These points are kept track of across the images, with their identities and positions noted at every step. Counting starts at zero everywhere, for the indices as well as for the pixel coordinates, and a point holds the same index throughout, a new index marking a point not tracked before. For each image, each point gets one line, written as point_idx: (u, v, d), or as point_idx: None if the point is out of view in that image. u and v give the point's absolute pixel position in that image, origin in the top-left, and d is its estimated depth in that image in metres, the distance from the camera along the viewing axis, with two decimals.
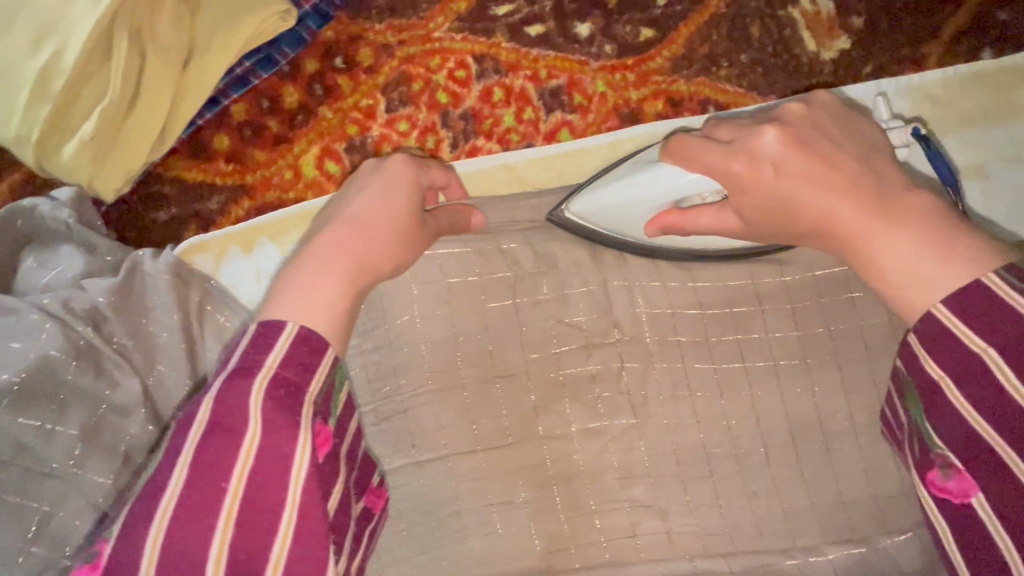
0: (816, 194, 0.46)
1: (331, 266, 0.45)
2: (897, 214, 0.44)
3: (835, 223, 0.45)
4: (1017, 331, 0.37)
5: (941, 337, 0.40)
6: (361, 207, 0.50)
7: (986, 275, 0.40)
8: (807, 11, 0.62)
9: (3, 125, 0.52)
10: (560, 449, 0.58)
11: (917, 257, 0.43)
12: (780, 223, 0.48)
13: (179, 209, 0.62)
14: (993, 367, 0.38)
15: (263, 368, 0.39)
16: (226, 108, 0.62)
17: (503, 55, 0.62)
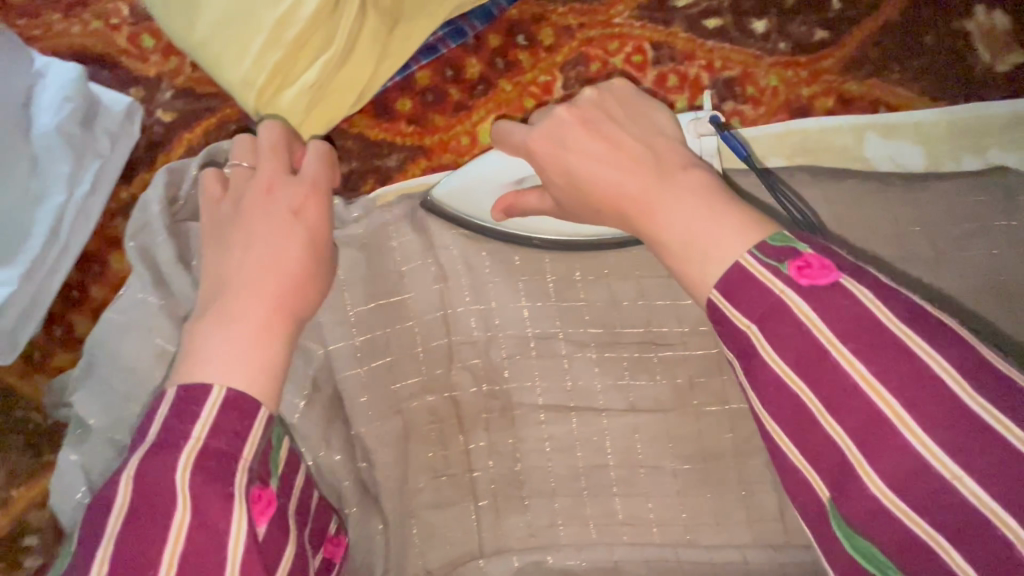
0: (607, 174, 0.49)
1: (247, 326, 0.43)
2: (666, 179, 0.46)
3: (622, 197, 0.48)
4: (770, 307, 0.37)
5: (722, 319, 0.40)
6: (260, 229, 0.48)
7: (745, 254, 0.39)
8: (982, 25, 0.63)
9: (233, 70, 0.57)
10: (712, 425, 0.59)
11: (693, 220, 0.43)
12: (576, 197, 0.52)
13: (358, 163, 0.66)
14: (755, 341, 0.38)
15: (190, 439, 0.38)
16: (413, 73, 0.66)
17: (679, 44, 0.65)
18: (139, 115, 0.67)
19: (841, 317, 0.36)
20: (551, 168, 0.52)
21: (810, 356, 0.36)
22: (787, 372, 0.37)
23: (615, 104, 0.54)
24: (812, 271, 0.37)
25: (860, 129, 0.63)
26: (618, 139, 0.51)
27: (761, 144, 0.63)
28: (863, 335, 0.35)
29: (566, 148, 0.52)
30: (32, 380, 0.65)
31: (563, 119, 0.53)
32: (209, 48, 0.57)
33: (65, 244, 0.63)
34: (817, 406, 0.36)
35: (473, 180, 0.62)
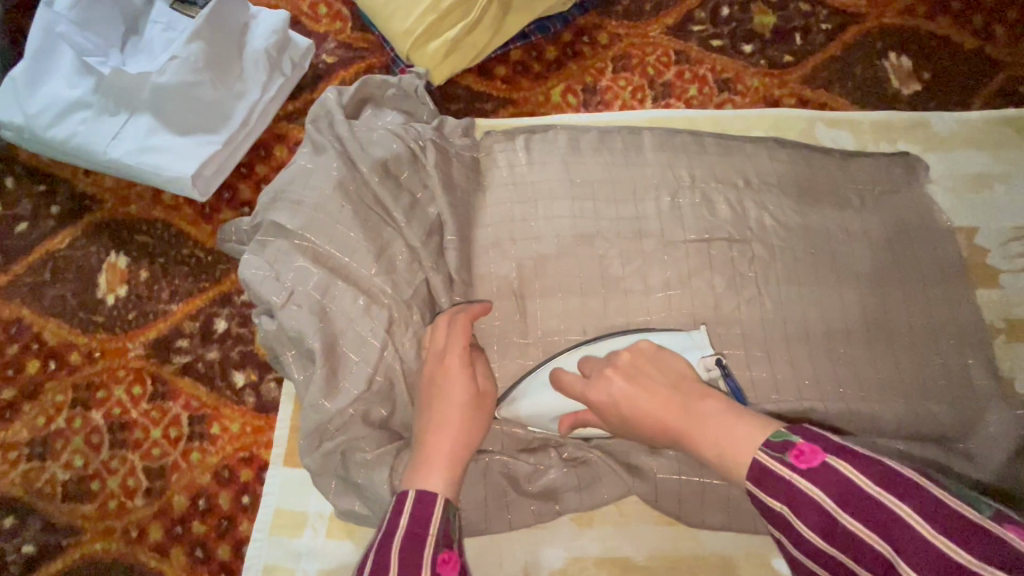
0: (655, 413, 0.59)
1: (436, 468, 0.58)
2: (697, 408, 0.56)
3: (666, 425, 0.58)
4: (789, 491, 0.45)
5: (761, 506, 0.47)
6: (439, 393, 0.63)
7: (757, 450, 0.48)
8: (893, 64, 0.95)
9: (399, 25, 0.84)
10: (704, 300, 0.81)
11: (724, 437, 0.52)
12: (632, 429, 0.63)
13: (465, 105, 0.92)
14: (788, 517, 0.45)
15: (399, 525, 0.52)
16: (509, 51, 0.94)
17: (693, 54, 0.95)
18: (313, 54, 0.92)
19: (832, 489, 0.43)
20: (607, 405, 0.63)
21: (824, 523, 0.43)
22: (818, 536, 0.43)
23: (646, 360, 0.63)
24: (805, 455, 0.45)
25: (815, 119, 0.91)
26: (652, 384, 0.61)
27: (745, 121, 0.91)
28: (858, 503, 0.42)
29: (618, 401, 0.62)
30: (200, 227, 0.86)
31: (605, 375, 0.64)
32: (387, 7, 0.85)
33: (250, 131, 0.86)
34: (846, 560, 0.42)
35: (538, 417, 0.71)
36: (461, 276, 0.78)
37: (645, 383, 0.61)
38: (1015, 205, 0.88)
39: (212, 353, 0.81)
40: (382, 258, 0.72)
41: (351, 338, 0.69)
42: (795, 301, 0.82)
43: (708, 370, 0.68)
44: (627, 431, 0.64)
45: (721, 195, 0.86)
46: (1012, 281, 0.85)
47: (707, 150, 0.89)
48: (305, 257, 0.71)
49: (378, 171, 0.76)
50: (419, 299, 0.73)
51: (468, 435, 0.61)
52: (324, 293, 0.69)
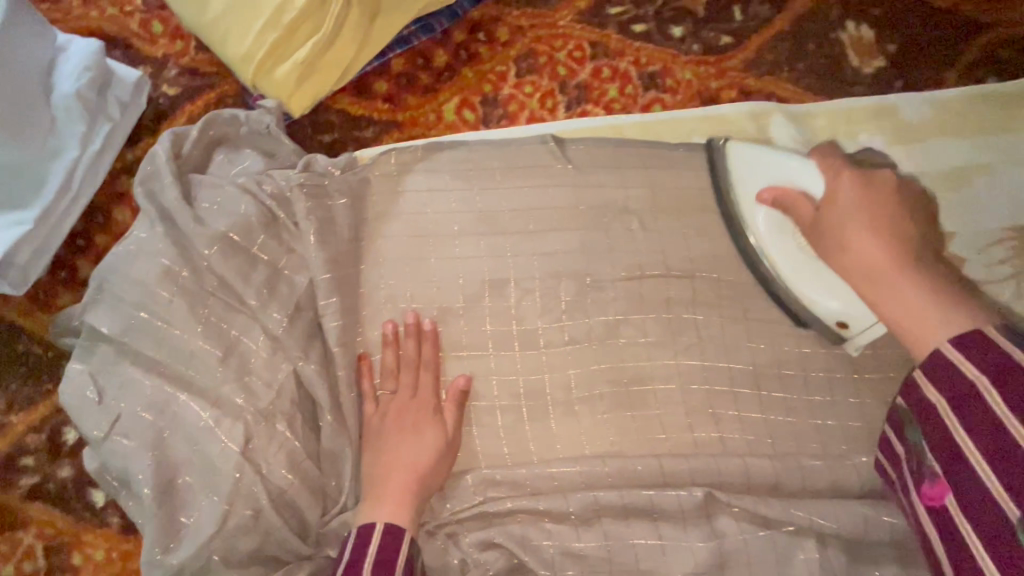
0: (878, 246, 0.60)
1: (400, 509, 0.60)
2: (906, 269, 0.57)
3: (871, 262, 0.59)
4: (995, 359, 0.46)
5: (944, 369, 0.49)
6: (409, 426, 0.64)
7: (987, 327, 0.49)
8: (853, 36, 0.79)
9: (236, 46, 0.67)
10: (635, 355, 0.70)
11: (919, 306, 0.55)
12: (833, 237, 0.63)
13: (341, 134, 0.77)
14: (978, 390, 0.46)
15: (366, 560, 0.56)
16: (389, 61, 0.78)
17: (612, 44, 0.78)
18: (147, 87, 0.76)
19: (1001, 363, 0.46)
20: (840, 214, 0.63)
21: (1014, 394, 0.44)
22: (1006, 418, 0.44)
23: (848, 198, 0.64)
24: None
25: (773, 110, 0.76)
26: (881, 219, 0.62)
27: (680, 125, 0.76)
28: (1013, 375, 0.45)
29: (842, 220, 0.63)
30: (34, 317, 0.72)
31: (857, 202, 0.63)
32: (219, 26, 0.67)
33: (76, 196, 0.71)
34: (1014, 429, 0.43)
35: (788, 164, 0.70)
36: (341, 355, 0.65)
37: (885, 228, 0.61)
38: (1003, 203, 0.73)
39: (65, 470, 0.69)
40: (233, 359, 0.60)
41: (198, 465, 0.57)
42: (743, 340, 0.71)
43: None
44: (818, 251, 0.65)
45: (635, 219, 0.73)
46: (996, 293, 0.72)
47: (636, 163, 0.74)
48: (135, 366, 0.58)
49: (220, 248, 0.62)
50: (284, 401, 0.61)
51: (435, 467, 0.63)
52: (160, 414, 0.57)
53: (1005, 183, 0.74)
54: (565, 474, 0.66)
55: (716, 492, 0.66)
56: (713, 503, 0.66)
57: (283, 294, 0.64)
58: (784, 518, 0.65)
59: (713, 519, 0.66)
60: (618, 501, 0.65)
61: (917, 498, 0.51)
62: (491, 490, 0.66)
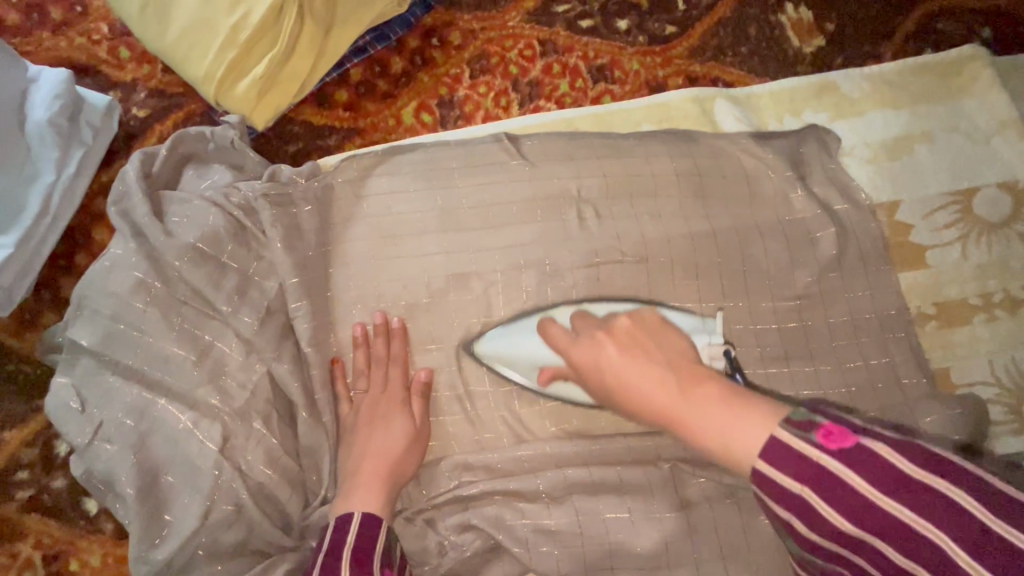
0: (642, 384, 0.53)
1: (370, 491, 0.63)
2: (694, 393, 0.48)
3: (656, 405, 0.51)
4: (810, 470, 0.41)
5: (768, 482, 0.42)
6: (381, 420, 0.67)
7: (779, 429, 0.43)
8: (792, 18, 0.81)
9: (195, 67, 0.70)
10: None
11: (733, 429, 0.45)
12: (620, 393, 0.55)
13: (305, 144, 0.80)
14: (807, 502, 0.41)
15: (345, 546, 0.58)
16: (347, 70, 0.81)
17: (560, 41, 0.81)
18: (118, 111, 0.79)
19: (804, 471, 0.41)
20: (587, 374, 0.60)
21: (842, 495, 0.40)
22: (843, 522, 0.41)
23: (644, 329, 0.58)
24: (838, 436, 0.41)
25: (714, 96, 0.79)
26: (645, 347, 0.56)
27: (630, 114, 0.79)
28: (828, 483, 0.40)
29: (603, 362, 0.58)
30: (23, 336, 0.75)
31: (596, 342, 0.59)
32: (180, 48, 0.70)
33: (54, 218, 0.74)
34: (853, 530, 0.40)
35: (526, 336, 0.69)
36: (314, 354, 0.68)
37: (646, 349, 0.56)
38: (944, 169, 0.76)
39: (58, 481, 0.72)
40: (208, 363, 0.63)
41: (179, 466, 0.60)
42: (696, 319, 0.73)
43: (710, 360, 0.62)
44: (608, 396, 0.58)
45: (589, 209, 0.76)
46: (941, 256, 0.75)
47: (590, 153, 0.77)
48: (115, 375, 0.61)
49: (190, 259, 0.65)
50: (260, 400, 0.64)
51: (407, 459, 0.66)
52: (140, 419, 0.60)
53: (944, 149, 0.77)
54: (535, 455, 0.69)
55: (682, 465, 0.69)
56: (681, 475, 0.69)
57: (254, 298, 0.67)
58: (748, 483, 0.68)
59: (680, 490, 0.68)
60: (586, 478, 0.68)
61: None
62: (466, 475, 0.69)
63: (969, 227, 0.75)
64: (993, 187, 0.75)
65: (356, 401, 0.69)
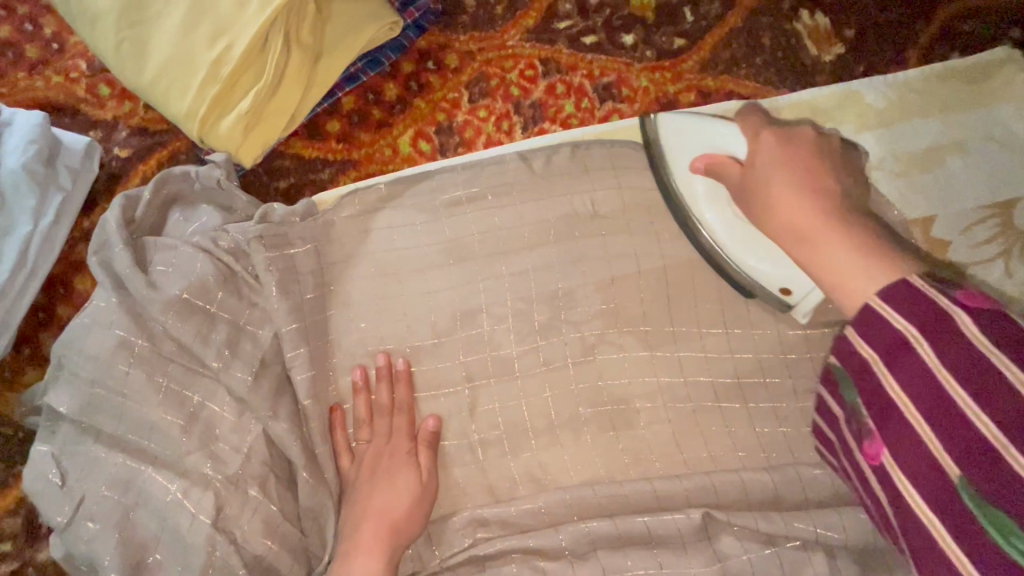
0: (795, 202, 0.58)
1: (370, 565, 0.57)
2: (847, 227, 0.53)
3: (797, 224, 0.57)
4: (928, 309, 0.43)
5: (868, 317, 0.46)
6: (386, 474, 0.62)
7: (915, 277, 0.46)
8: (808, 25, 0.77)
9: (177, 104, 0.66)
10: (615, 376, 0.68)
11: (851, 260, 0.51)
12: (762, 211, 0.62)
13: (297, 179, 0.75)
14: (907, 339, 0.44)
15: None
16: (339, 99, 0.76)
17: (563, 59, 0.77)
18: (99, 152, 0.75)
19: (918, 307, 0.43)
20: (760, 175, 0.63)
21: (952, 344, 0.42)
22: (936, 368, 0.42)
23: (804, 144, 0.63)
24: (979, 297, 0.43)
25: (734, 109, 0.74)
26: (797, 178, 0.60)
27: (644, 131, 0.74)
28: (938, 325, 0.42)
29: (768, 185, 0.61)
30: (2, 398, 0.71)
31: (778, 151, 0.63)
32: (159, 85, 0.66)
33: (32, 270, 0.70)
34: (945, 377, 0.41)
35: (714, 127, 0.70)
36: (313, 408, 0.63)
37: (802, 180, 0.60)
38: (980, 180, 0.71)
39: (43, 553, 0.67)
40: (197, 427, 0.58)
41: (168, 542, 0.55)
42: (725, 352, 0.69)
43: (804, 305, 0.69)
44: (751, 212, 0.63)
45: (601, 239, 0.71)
46: (984, 273, 0.69)
47: (605, 176, 0.73)
48: (99, 443, 0.57)
49: (175, 312, 0.60)
50: (255, 463, 0.58)
51: (412, 518, 0.61)
52: (126, 491, 0.55)
53: (980, 160, 0.71)
54: (554, 505, 0.64)
55: (715, 513, 0.63)
56: (714, 524, 0.63)
57: (246, 352, 0.62)
58: (789, 531, 0.62)
59: (715, 541, 0.62)
60: (612, 531, 0.62)
61: (857, 456, 0.49)
62: (480, 531, 0.64)
63: (1012, 242, 0.70)
64: None
65: (363, 453, 0.64)
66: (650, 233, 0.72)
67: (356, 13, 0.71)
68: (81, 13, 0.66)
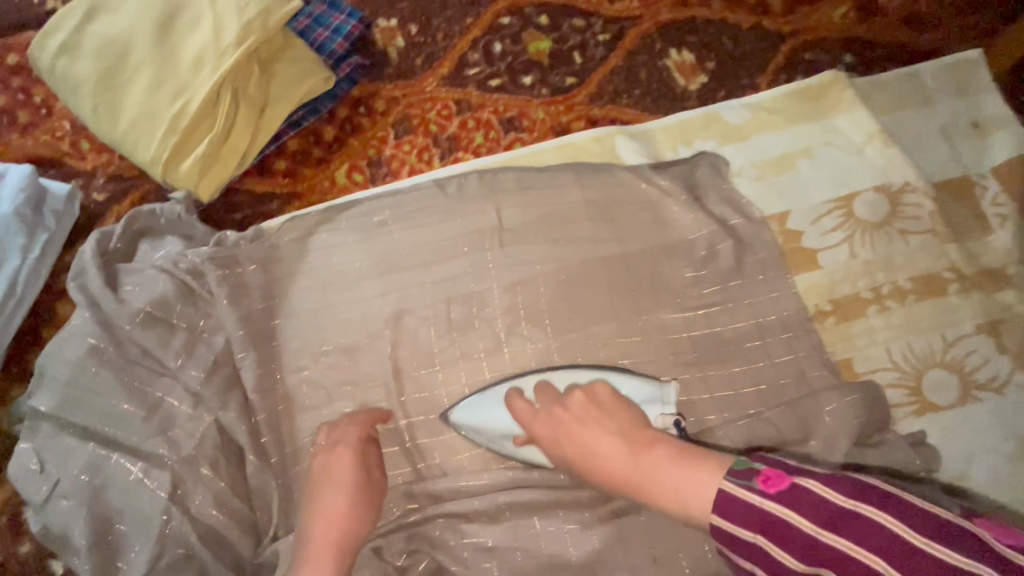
0: (603, 448, 0.64)
1: (331, 560, 0.63)
2: (649, 456, 0.60)
3: (623, 474, 0.62)
4: (757, 520, 0.50)
5: (726, 535, 0.53)
6: (337, 482, 0.68)
7: (722, 482, 0.54)
8: (676, 61, 0.92)
9: (143, 153, 0.79)
10: (524, 361, 0.79)
11: (687, 488, 0.56)
12: (587, 469, 0.66)
13: (250, 210, 0.88)
14: (763, 548, 0.50)
15: None
16: (285, 142, 0.90)
17: (473, 100, 0.91)
18: (79, 197, 0.88)
19: (748, 518, 0.51)
20: (561, 431, 0.68)
21: (790, 535, 0.49)
22: (799, 567, 0.49)
23: (600, 394, 0.69)
24: (773, 480, 0.51)
25: (614, 133, 0.88)
26: (602, 419, 0.67)
27: (540, 156, 0.88)
28: (774, 529, 0.50)
29: (576, 427, 0.68)
30: None
31: (555, 411, 0.70)
32: (128, 138, 0.79)
33: (19, 299, 0.81)
34: (808, 565, 0.48)
35: (495, 408, 0.74)
36: (259, 401, 0.74)
37: (597, 418, 0.67)
38: (824, 179, 0.84)
39: (25, 546, 0.75)
40: (156, 417, 0.68)
41: (132, 516, 0.64)
42: (619, 336, 0.80)
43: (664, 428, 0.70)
44: (570, 460, 0.68)
45: (509, 247, 0.83)
46: (832, 258, 0.82)
47: (508, 193, 0.85)
48: (72, 436, 0.67)
49: (140, 323, 0.72)
50: (207, 447, 0.68)
51: (361, 524, 0.66)
52: (95, 474, 0.65)
53: (822, 163, 0.85)
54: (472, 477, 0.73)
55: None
56: None
57: (201, 355, 0.73)
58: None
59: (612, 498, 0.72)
60: (520, 494, 0.72)
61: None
62: (409, 503, 0.74)
63: (853, 228, 0.83)
64: (870, 191, 0.83)
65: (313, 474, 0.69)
66: (549, 239, 0.83)
67: (294, 70, 0.85)
68: (62, 79, 0.79)
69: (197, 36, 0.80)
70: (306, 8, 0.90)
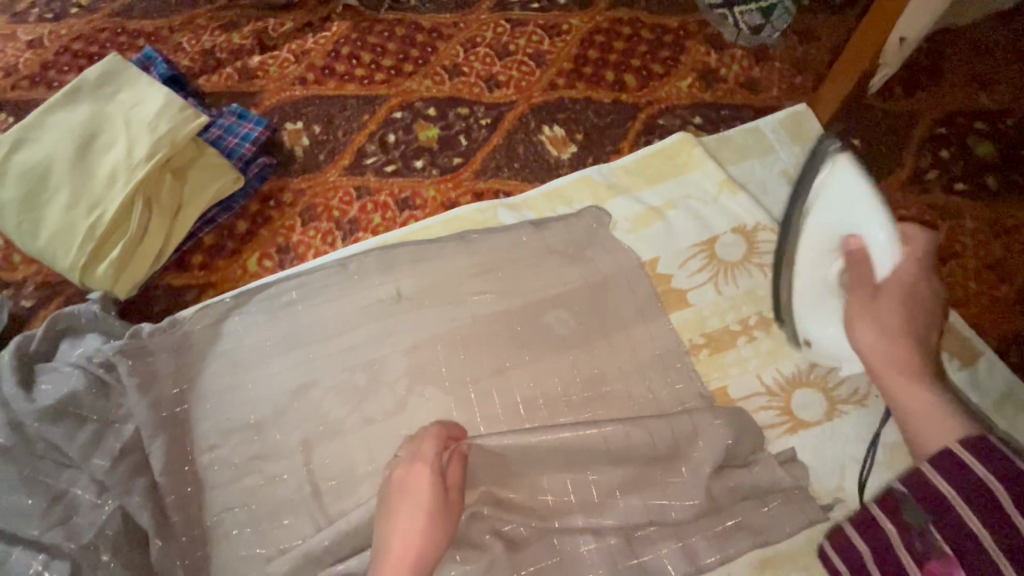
0: (892, 330, 0.69)
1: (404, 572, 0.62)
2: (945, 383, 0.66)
3: (890, 351, 0.68)
4: (973, 480, 0.57)
5: (926, 483, 0.60)
6: (410, 492, 0.67)
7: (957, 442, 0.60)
8: (549, 135, 1.05)
9: (62, 260, 0.87)
10: (421, 418, 0.84)
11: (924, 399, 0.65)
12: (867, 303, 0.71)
13: (168, 303, 0.95)
14: (951, 500, 0.58)
15: None
16: (200, 238, 0.99)
17: (371, 185, 1.02)
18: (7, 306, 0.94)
19: (959, 475, 0.58)
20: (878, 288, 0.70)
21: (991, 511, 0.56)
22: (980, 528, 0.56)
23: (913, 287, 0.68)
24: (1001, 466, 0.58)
25: (495, 206, 0.99)
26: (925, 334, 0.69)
27: (431, 229, 0.97)
28: (975, 492, 0.57)
29: (879, 291, 0.70)
30: None
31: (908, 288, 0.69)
32: (48, 249, 0.87)
33: None
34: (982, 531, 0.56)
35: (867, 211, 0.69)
36: (167, 483, 0.78)
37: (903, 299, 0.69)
38: (685, 226, 0.94)
39: None
40: (59, 509, 0.72)
41: None
42: (511, 385, 0.85)
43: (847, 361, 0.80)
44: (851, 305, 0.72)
45: (405, 313, 0.90)
46: (700, 296, 0.91)
47: (403, 263, 0.93)
48: None
49: (48, 417, 0.76)
50: (109, 533, 0.72)
51: (435, 536, 0.65)
52: None
53: (681, 211, 0.95)
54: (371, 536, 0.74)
55: (485, 444, 0.75)
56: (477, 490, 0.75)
57: (108, 443, 0.77)
58: (541, 468, 0.75)
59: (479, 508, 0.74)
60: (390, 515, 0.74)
61: None
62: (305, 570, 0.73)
63: (716, 269, 0.92)
64: (727, 233, 0.93)
65: (389, 491, 0.68)
66: (442, 302, 0.91)
67: (205, 174, 0.96)
68: None
69: (112, 155, 0.90)
70: (219, 121, 1.03)
